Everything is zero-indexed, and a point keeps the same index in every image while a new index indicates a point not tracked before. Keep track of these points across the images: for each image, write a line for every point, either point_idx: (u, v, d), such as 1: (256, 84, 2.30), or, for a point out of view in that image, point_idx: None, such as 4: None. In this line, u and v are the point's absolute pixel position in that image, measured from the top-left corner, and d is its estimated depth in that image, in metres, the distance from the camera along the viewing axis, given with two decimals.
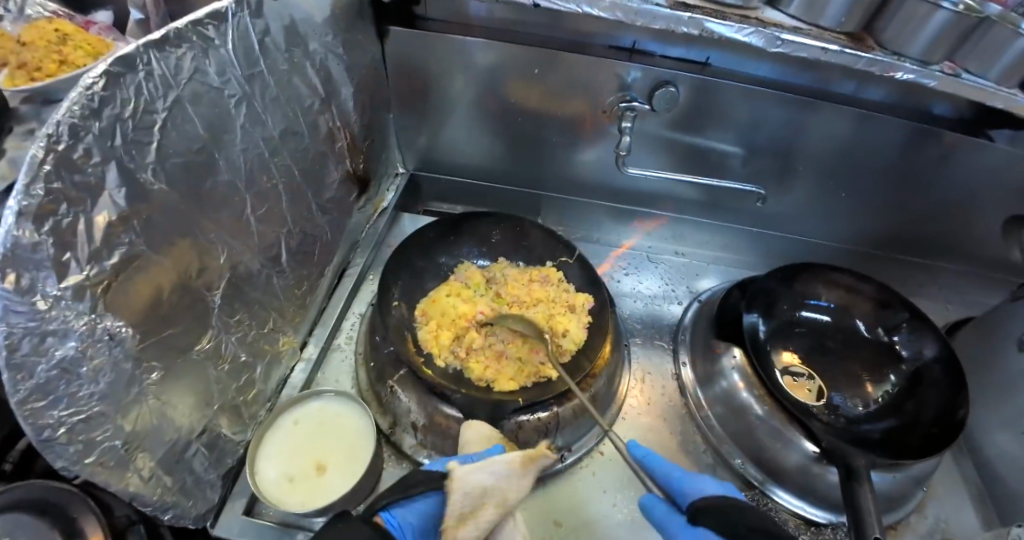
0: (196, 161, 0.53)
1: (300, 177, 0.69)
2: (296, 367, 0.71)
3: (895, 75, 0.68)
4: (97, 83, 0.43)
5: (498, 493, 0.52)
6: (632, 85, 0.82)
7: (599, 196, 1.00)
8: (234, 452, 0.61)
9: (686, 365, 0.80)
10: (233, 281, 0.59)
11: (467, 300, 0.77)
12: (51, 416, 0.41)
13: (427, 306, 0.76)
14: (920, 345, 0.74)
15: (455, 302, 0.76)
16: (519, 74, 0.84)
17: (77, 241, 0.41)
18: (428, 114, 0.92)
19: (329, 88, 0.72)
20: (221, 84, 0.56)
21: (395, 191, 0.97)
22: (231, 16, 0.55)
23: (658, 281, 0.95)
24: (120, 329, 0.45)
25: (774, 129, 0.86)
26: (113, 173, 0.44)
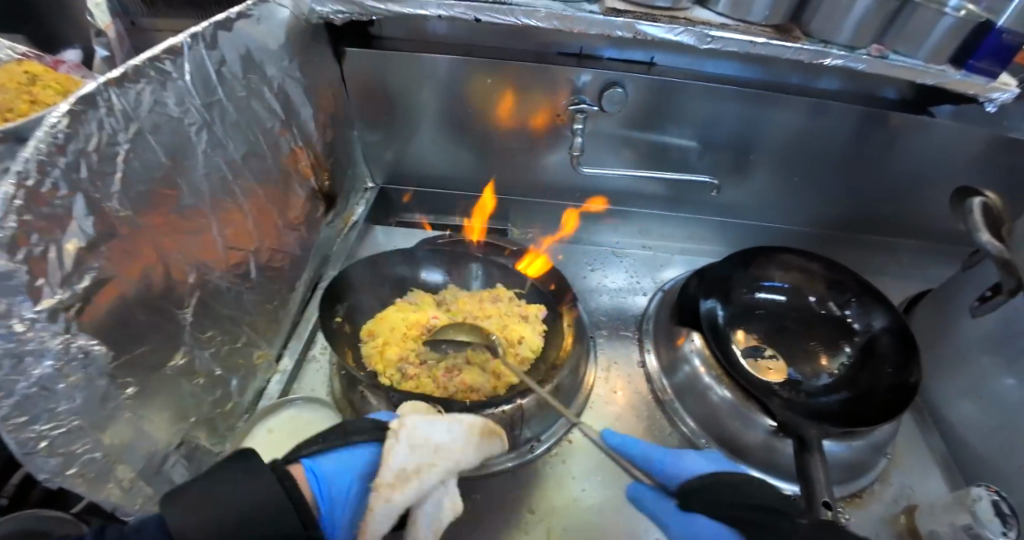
0: (161, 187, 0.56)
1: (264, 196, 0.72)
2: (272, 379, 0.75)
3: (825, 61, 0.72)
4: (61, 121, 0.46)
5: (439, 451, 0.54)
6: (583, 89, 0.86)
7: (564, 197, 1.04)
8: (213, 462, 0.64)
9: (650, 353, 0.83)
10: (203, 298, 0.62)
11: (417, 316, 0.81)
12: (33, 430, 0.44)
13: (375, 325, 0.79)
14: (869, 317, 0.77)
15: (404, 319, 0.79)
16: (474, 84, 0.88)
17: (49, 267, 0.44)
18: (391, 130, 0.96)
19: (289, 110, 0.76)
20: (181, 114, 0.59)
21: (364, 205, 1.01)
22: (187, 49, 0.59)
23: (623, 275, 0.98)
24: (93, 347, 0.47)
25: (723, 122, 0.90)
26: (80, 204, 0.47)
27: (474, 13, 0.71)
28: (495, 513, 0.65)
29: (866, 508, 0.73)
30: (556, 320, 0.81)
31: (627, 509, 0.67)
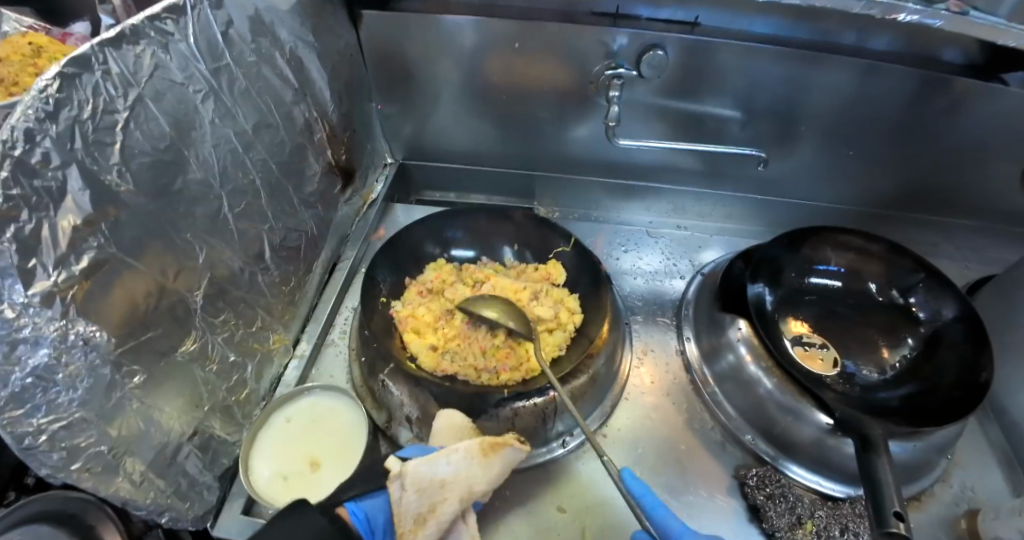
0: (166, 159, 0.52)
1: (278, 170, 0.67)
2: (289, 364, 0.70)
3: (897, 17, 0.64)
4: (52, 84, 0.42)
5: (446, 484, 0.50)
6: (619, 52, 0.78)
7: (593, 172, 0.96)
8: (230, 452, 0.61)
9: (690, 341, 0.77)
10: (215, 281, 0.58)
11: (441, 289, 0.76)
12: (31, 423, 0.41)
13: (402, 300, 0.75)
14: (938, 305, 0.70)
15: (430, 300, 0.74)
16: (498, 50, 0.81)
17: (42, 246, 0.40)
18: (410, 101, 0.90)
19: (303, 79, 0.70)
20: (185, 80, 0.54)
21: (383, 182, 0.95)
22: (190, 8, 0.54)
23: (659, 257, 0.91)
24: (94, 334, 0.44)
25: (771, 89, 0.82)
26: (75, 177, 0.43)
27: None
28: (521, 509, 0.61)
29: (925, 511, 0.67)
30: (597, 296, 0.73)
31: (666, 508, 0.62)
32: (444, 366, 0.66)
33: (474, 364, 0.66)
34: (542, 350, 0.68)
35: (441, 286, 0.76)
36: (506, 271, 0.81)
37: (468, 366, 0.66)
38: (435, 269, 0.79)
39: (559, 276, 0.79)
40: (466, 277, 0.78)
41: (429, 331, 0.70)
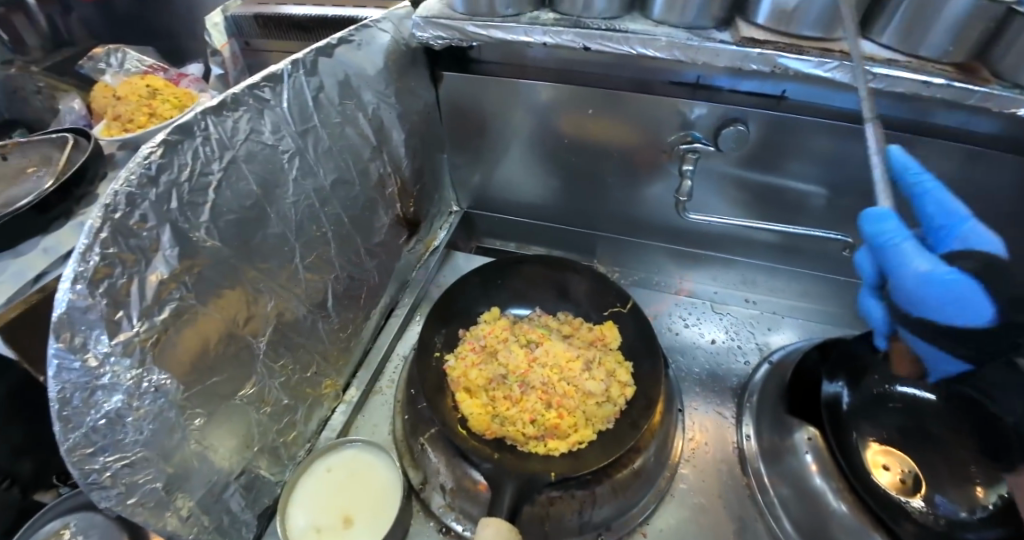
0: (250, 216, 0.56)
1: (349, 222, 0.70)
2: (337, 409, 0.73)
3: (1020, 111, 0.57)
4: (155, 152, 0.46)
5: None
6: (696, 123, 0.76)
7: (656, 238, 0.94)
8: (271, 492, 0.63)
9: (749, 436, 0.70)
10: (280, 327, 0.61)
11: (497, 341, 0.73)
12: (97, 461, 0.44)
13: (458, 351, 0.72)
14: None
15: (485, 351, 0.71)
16: (572, 112, 0.81)
17: (130, 299, 0.44)
18: (481, 153, 0.93)
19: (381, 136, 0.74)
20: (275, 141, 0.58)
21: (447, 230, 0.98)
22: (287, 76, 0.59)
23: (723, 334, 0.85)
24: (164, 382, 0.47)
25: (863, 169, 0.75)
26: (167, 235, 0.47)
27: (583, 41, 0.64)
28: None
29: None
30: (652, 365, 0.67)
31: None
32: (494, 430, 0.62)
33: (524, 431, 0.62)
34: (594, 421, 0.63)
35: (494, 342, 0.72)
36: (558, 327, 0.76)
37: (518, 432, 0.61)
38: (488, 321, 0.76)
39: (614, 338, 0.73)
40: (518, 334, 0.74)
41: (481, 392, 0.67)
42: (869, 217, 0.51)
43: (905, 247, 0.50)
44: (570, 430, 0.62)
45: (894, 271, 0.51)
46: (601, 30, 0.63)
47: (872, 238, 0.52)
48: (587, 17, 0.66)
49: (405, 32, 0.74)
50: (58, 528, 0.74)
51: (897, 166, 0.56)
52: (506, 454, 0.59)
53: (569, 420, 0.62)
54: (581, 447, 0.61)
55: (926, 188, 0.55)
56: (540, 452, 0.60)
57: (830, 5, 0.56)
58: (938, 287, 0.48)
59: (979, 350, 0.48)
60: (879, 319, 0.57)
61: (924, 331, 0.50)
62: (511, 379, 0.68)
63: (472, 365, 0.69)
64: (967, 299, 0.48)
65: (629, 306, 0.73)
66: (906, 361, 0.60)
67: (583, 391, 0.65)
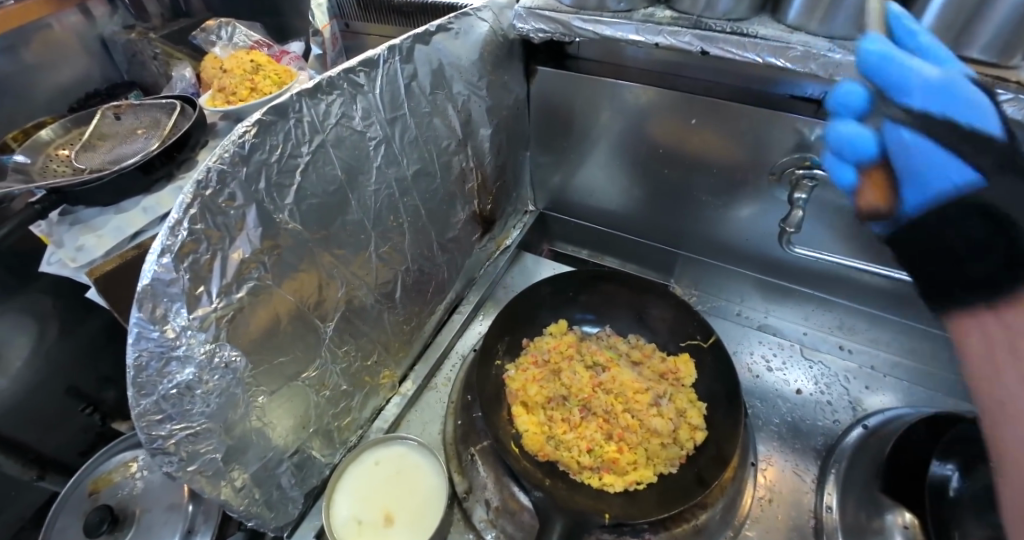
0: (331, 201, 0.55)
1: (426, 215, 0.69)
2: (391, 399, 0.72)
3: None
4: (249, 131, 0.46)
5: None
6: (814, 145, 0.66)
7: (745, 264, 0.85)
8: (319, 473, 0.64)
9: (831, 507, 0.62)
10: (347, 314, 0.61)
11: (561, 356, 0.70)
12: (165, 428, 0.45)
13: (519, 362, 0.70)
14: None
15: (548, 366, 0.69)
16: (672, 118, 0.74)
17: (211, 275, 0.44)
18: (565, 154, 0.89)
19: (468, 130, 0.72)
20: (364, 128, 0.57)
21: (520, 230, 0.95)
22: (383, 62, 0.57)
23: (810, 383, 0.77)
24: (234, 359, 0.48)
25: None
26: (253, 215, 0.47)
27: (702, 44, 0.58)
28: None
29: None
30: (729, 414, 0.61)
31: None
32: (547, 452, 0.59)
33: (578, 458, 0.58)
34: (656, 462, 0.59)
35: (560, 357, 0.70)
36: (628, 352, 0.72)
37: (572, 459, 0.58)
38: (554, 335, 0.73)
39: (688, 374, 0.68)
40: (585, 351, 0.71)
41: (538, 409, 0.64)
42: (870, 40, 0.42)
43: (906, 54, 0.41)
44: (629, 467, 0.58)
45: (906, 72, 0.41)
46: (724, 33, 0.57)
47: (868, 57, 0.42)
48: (709, 17, 0.59)
49: (505, 22, 0.70)
50: (128, 460, 0.81)
51: (892, 14, 0.46)
52: (557, 482, 0.56)
53: (630, 457, 0.59)
54: (639, 488, 0.57)
55: (910, 34, 0.45)
56: (594, 483, 0.57)
57: (1012, 28, 0.46)
58: (936, 89, 0.41)
59: (998, 154, 0.40)
60: (850, 133, 0.47)
61: (915, 117, 0.42)
62: (571, 399, 0.65)
63: (532, 379, 0.67)
64: (980, 108, 0.41)
65: (710, 341, 0.68)
66: (882, 187, 0.48)
67: (649, 429, 0.61)
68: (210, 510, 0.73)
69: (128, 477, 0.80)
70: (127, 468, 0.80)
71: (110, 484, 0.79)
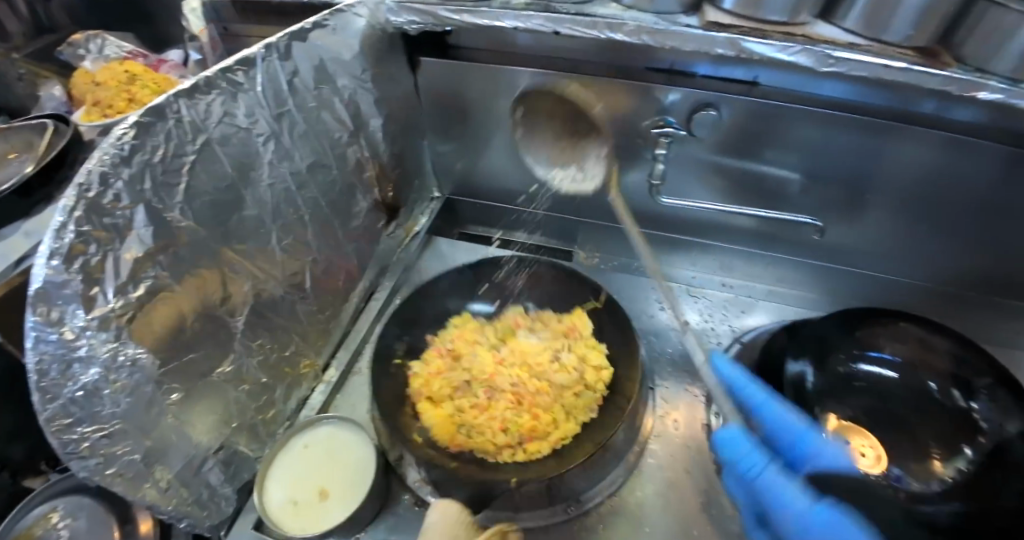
0: (224, 198, 0.57)
1: (327, 206, 0.72)
2: (317, 388, 0.75)
3: (979, 95, 0.58)
4: (128, 133, 0.47)
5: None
6: (669, 109, 0.77)
7: (637, 224, 0.95)
8: (250, 467, 0.65)
9: (719, 415, 0.72)
10: (257, 307, 0.63)
11: (465, 344, 0.76)
12: (77, 431, 0.46)
13: (429, 353, 0.76)
14: (1002, 417, 0.62)
15: (455, 355, 0.75)
16: (549, 97, 0.82)
17: (105, 276, 0.46)
18: (462, 140, 0.94)
19: (359, 122, 0.75)
20: (249, 125, 0.59)
21: (428, 215, 0.99)
22: (260, 60, 0.59)
23: (697, 317, 0.88)
24: (140, 356, 0.49)
25: (844, 160, 0.77)
26: (141, 215, 0.48)
27: (553, 25, 0.65)
28: None
29: None
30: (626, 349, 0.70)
31: None
32: (460, 442, 0.65)
33: (493, 438, 0.64)
34: (571, 414, 0.66)
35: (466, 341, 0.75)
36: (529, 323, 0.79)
37: (486, 442, 0.64)
38: (457, 325, 0.80)
39: (585, 326, 0.76)
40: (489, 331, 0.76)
41: (445, 402, 0.69)
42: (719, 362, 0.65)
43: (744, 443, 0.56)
44: (549, 428, 0.64)
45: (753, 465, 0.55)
46: (571, 14, 0.64)
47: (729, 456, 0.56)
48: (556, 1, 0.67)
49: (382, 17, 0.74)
50: (47, 512, 0.77)
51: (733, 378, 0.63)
52: (493, 454, 0.64)
53: (547, 419, 0.65)
54: (565, 444, 0.64)
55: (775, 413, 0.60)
56: (516, 458, 0.63)
57: None
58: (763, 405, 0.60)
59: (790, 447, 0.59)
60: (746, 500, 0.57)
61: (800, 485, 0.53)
62: (477, 385, 0.71)
63: (438, 372, 0.72)
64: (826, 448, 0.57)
65: (603, 299, 0.76)
66: None
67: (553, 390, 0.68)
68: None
69: (51, 528, 0.76)
70: (47, 520, 0.76)
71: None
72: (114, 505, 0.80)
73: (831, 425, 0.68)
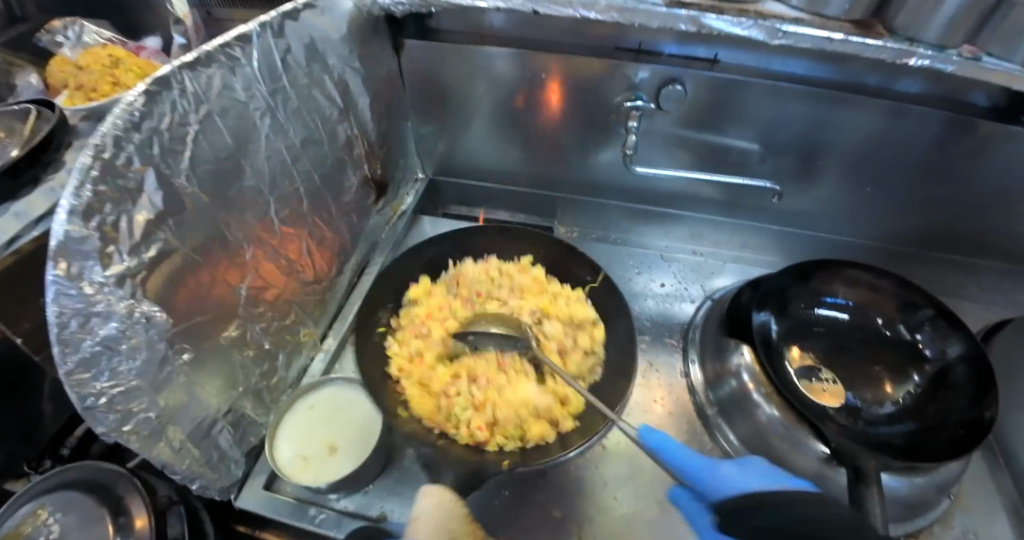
0: (225, 167, 0.59)
1: (320, 181, 0.75)
2: (316, 357, 0.79)
3: (910, 61, 0.66)
4: (138, 100, 0.49)
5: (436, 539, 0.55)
6: (639, 85, 0.83)
7: (613, 197, 1.02)
8: (256, 432, 0.67)
9: (694, 364, 0.80)
10: (258, 275, 0.66)
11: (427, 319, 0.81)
12: (95, 386, 0.47)
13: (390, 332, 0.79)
14: (944, 345, 0.72)
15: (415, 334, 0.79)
16: (527, 77, 0.87)
17: (119, 235, 0.47)
18: (444, 122, 0.98)
19: (347, 100, 0.79)
20: (247, 99, 0.62)
21: (413, 195, 1.03)
22: (256, 37, 0.61)
23: (671, 280, 0.96)
24: (154, 314, 0.51)
25: (794, 129, 0.85)
26: (151, 178, 0.51)
27: (532, 5, 0.70)
28: (513, 516, 0.66)
29: None
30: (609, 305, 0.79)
31: (661, 522, 0.65)
32: (434, 408, 0.70)
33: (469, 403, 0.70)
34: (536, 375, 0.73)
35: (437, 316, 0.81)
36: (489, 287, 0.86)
37: (461, 406, 0.70)
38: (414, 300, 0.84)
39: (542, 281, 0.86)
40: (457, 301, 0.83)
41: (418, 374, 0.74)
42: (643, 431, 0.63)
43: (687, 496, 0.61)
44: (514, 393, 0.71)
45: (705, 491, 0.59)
46: None
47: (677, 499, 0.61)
48: None
49: None
50: (36, 509, 0.75)
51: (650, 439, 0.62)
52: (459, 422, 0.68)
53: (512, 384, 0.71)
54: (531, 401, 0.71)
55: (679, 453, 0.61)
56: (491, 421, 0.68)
57: None
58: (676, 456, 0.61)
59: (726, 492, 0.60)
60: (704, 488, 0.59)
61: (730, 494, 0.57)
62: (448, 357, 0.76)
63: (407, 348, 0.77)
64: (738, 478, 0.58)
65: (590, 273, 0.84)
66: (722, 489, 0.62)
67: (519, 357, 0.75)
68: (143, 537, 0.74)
69: (40, 524, 0.74)
70: (37, 516, 0.75)
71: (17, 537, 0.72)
72: (101, 483, 0.78)
73: (795, 357, 0.77)
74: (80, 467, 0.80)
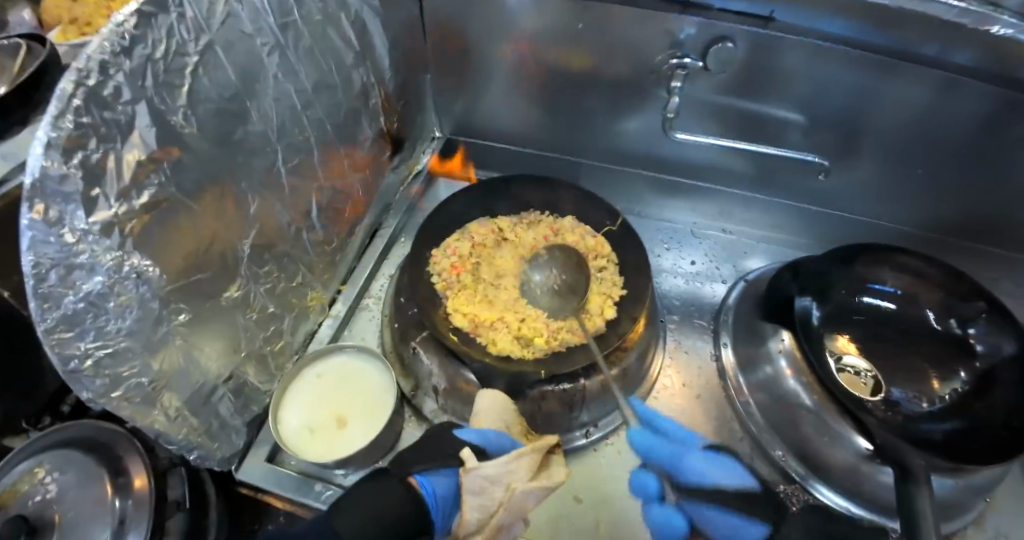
0: (229, 108, 0.53)
1: (332, 131, 0.69)
2: (324, 322, 0.75)
3: (989, 29, 0.64)
4: (129, 21, 0.41)
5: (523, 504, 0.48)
6: (685, 42, 0.75)
7: (643, 165, 0.95)
8: (260, 400, 0.63)
9: (726, 346, 0.76)
10: (264, 233, 0.60)
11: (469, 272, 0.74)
12: (79, 346, 0.41)
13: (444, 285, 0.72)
14: (997, 340, 0.66)
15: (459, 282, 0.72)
16: (561, 30, 0.79)
17: (107, 177, 0.41)
18: (465, 76, 0.90)
19: (364, 43, 0.72)
20: (254, 32, 0.55)
21: (429, 155, 0.97)
22: None
23: (701, 258, 0.91)
24: (147, 269, 0.46)
25: (847, 100, 0.78)
26: (143, 114, 0.44)
27: None
28: None
29: None
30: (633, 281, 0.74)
31: None
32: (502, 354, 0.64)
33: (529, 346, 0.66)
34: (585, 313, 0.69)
35: (460, 260, 0.74)
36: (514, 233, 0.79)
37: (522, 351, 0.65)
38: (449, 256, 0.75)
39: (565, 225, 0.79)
40: (483, 242, 0.77)
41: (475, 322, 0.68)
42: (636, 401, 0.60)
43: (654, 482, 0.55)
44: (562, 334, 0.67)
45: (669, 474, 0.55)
46: None
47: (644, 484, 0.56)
48: None
49: None
50: (31, 466, 0.67)
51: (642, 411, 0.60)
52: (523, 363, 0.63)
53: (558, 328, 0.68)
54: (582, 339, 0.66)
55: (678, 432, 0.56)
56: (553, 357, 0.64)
57: None
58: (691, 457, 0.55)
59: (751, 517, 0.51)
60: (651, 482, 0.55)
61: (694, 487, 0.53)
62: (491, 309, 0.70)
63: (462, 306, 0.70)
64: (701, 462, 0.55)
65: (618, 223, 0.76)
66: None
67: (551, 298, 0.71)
68: (141, 500, 0.67)
69: (37, 483, 0.66)
70: (35, 475, 0.67)
71: (17, 496, 0.65)
72: (100, 442, 0.71)
73: (839, 347, 0.73)
74: (78, 424, 0.72)
